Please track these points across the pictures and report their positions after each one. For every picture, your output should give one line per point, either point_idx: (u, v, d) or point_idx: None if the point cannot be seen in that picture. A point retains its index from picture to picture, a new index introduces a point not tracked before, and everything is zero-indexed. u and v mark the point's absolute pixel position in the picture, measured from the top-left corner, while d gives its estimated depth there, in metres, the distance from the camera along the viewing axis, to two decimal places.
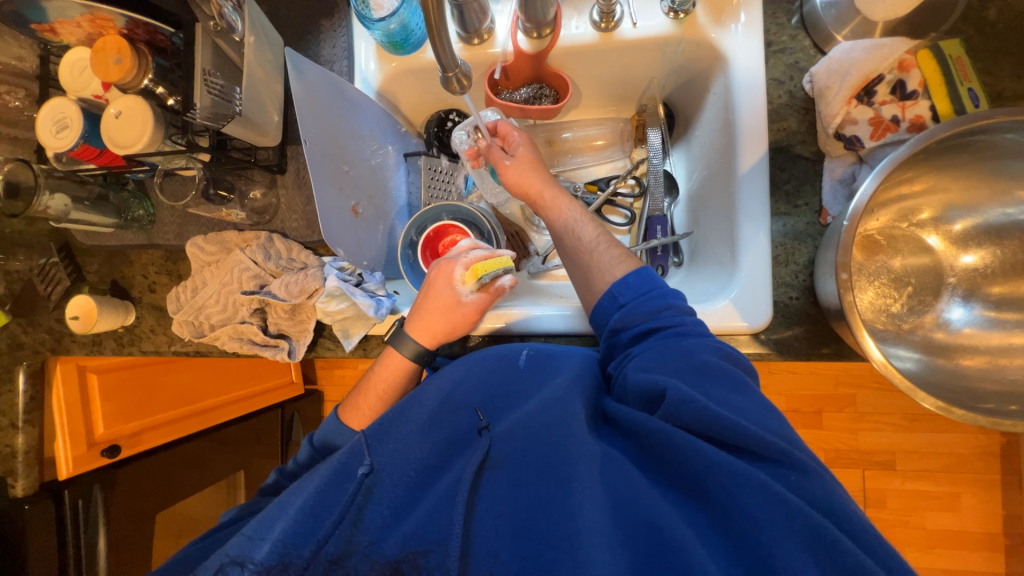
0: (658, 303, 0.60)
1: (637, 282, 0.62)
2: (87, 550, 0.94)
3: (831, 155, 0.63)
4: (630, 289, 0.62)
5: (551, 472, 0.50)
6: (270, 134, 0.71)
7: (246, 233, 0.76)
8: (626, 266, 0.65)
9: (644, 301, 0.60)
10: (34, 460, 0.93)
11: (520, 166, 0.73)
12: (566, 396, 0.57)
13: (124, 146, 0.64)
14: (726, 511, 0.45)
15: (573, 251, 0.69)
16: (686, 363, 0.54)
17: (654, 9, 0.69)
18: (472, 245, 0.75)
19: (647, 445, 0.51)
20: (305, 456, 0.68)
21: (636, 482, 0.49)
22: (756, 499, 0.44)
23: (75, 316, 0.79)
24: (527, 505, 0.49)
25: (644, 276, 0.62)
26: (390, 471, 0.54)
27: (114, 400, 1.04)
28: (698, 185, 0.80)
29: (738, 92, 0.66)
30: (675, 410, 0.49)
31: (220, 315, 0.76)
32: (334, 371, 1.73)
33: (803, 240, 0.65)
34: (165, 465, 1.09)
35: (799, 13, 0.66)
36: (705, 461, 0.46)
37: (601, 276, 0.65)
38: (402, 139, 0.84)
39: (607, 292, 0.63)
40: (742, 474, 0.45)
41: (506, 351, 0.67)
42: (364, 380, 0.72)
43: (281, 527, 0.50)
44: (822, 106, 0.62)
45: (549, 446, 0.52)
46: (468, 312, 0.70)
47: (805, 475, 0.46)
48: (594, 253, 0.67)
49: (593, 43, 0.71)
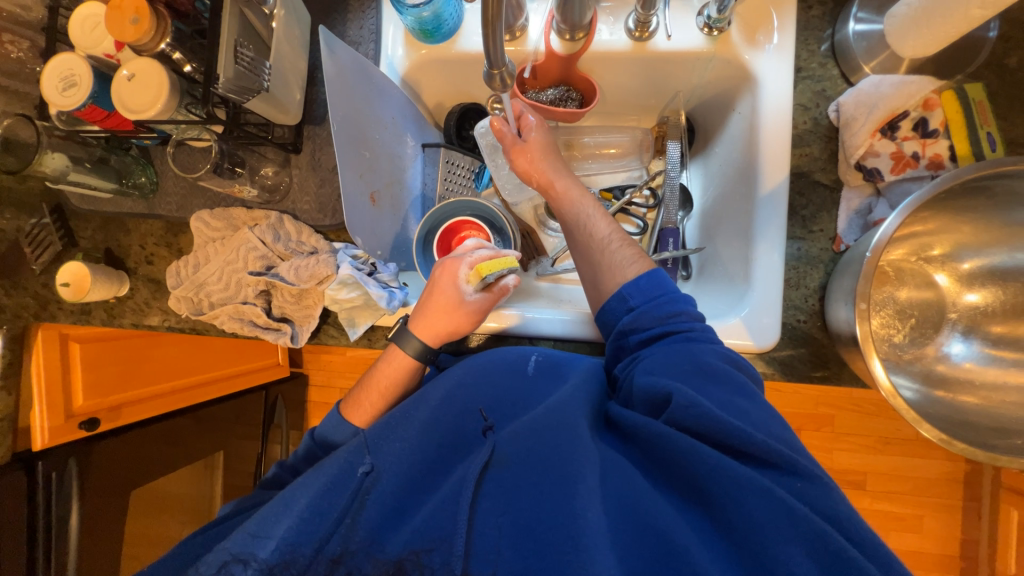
0: (667, 309, 0.60)
1: (649, 286, 0.62)
2: (58, 525, 0.91)
3: (850, 184, 0.64)
4: (641, 292, 0.62)
5: (557, 472, 0.50)
6: (291, 112, 0.69)
7: (256, 211, 0.74)
8: (639, 267, 0.65)
9: (655, 306, 0.60)
10: (8, 429, 0.88)
11: (536, 154, 0.73)
12: (569, 399, 0.57)
13: (136, 111, 0.62)
14: (729, 516, 0.45)
15: (584, 247, 0.70)
16: (691, 367, 0.54)
17: (689, 23, 0.69)
18: (478, 245, 0.74)
19: (651, 449, 0.52)
20: (304, 448, 0.68)
21: (640, 487, 0.50)
22: (758, 504, 0.44)
23: (66, 283, 0.76)
24: (532, 504, 0.48)
25: (658, 277, 0.63)
26: (391, 471, 0.53)
27: (96, 371, 1.00)
28: (713, 201, 0.81)
29: (764, 113, 0.67)
30: (680, 415, 0.50)
31: (222, 294, 0.74)
32: (321, 356, 1.71)
33: (815, 265, 0.66)
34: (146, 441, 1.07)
35: (830, 41, 0.67)
36: (709, 464, 0.47)
37: (613, 275, 0.65)
38: (421, 128, 0.82)
39: (617, 293, 0.63)
40: (745, 480, 0.45)
41: (513, 356, 0.67)
42: (367, 377, 0.71)
43: (285, 525, 0.50)
44: (847, 137, 0.63)
45: (556, 444, 0.52)
46: (474, 311, 0.69)
47: (810, 483, 0.46)
48: (608, 252, 0.67)
49: (626, 51, 0.71)
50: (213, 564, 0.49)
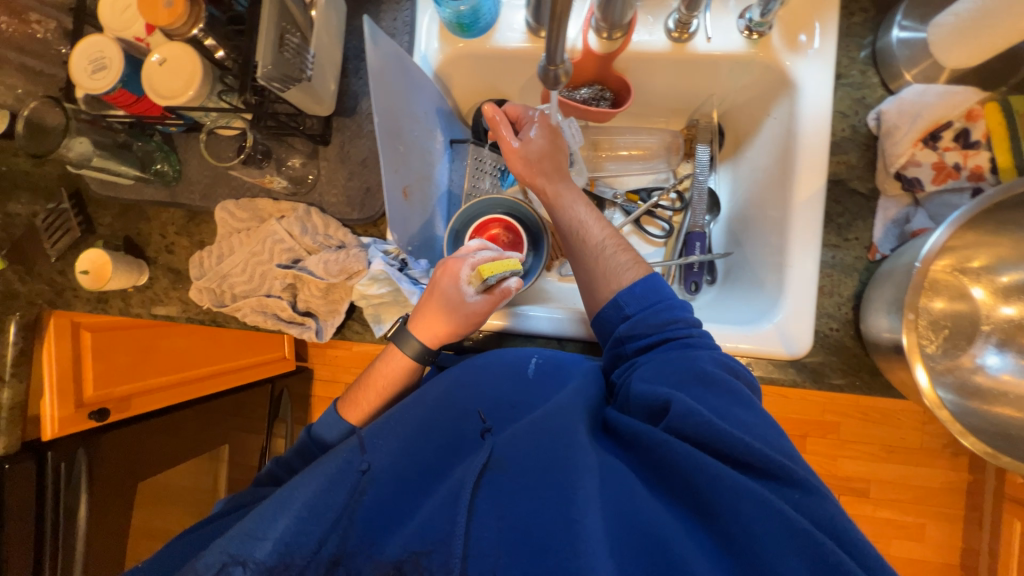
0: (665, 315, 0.60)
1: (644, 292, 0.62)
2: (66, 514, 0.89)
3: (887, 194, 0.64)
4: (637, 299, 0.62)
5: (554, 477, 0.49)
6: (325, 103, 0.67)
7: (283, 203, 0.73)
8: (635, 273, 0.65)
9: (651, 313, 0.60)
10: (18, 418, 0.85)
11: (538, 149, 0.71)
12: (569, 403, 0.57)
13: (168, 97, 0.61)
14: (727, 524, 0.44)
15: (580, 252, 0.69)
16: (689, 374, 0.54)
17: (730, 27, 0.68)
18: (480, 245, 0.69)
19: (648, 455, 0.51)
20: (299, 441, 0.66)
21: (640, 492, 0.48)
22: (755, 513, 0.43)
23: (86, 271, 0.74)
24: (530, 509, 0.47)
25: (657, 284, 0.63)
26: (389, 469, 0.53)
27: (107, 359, 0.99)
28: (742, 206, 0.81)
29: (804, 119, 0.66)
30: (678, 424, 0.49)
31: (245, 286, 0.72)
32: (326, 351, 1.70)
33: (849, 274, 0.66)
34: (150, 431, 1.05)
35: (870, 48, 0.67)
36: (709, 473, 0.46)
37: (611, 279, 0.65)
38: (449, 123, 0.81)
39: (614, 300, 0.63)
40: (745, 490, 0.44)
41: (515, 360, 0.65)
42: (367, 373, 0.70)
43: (283, 524, 0.49)
44: (888, 145, 0.62)
45: (556, 447, 0.51)
46: (474, 314, 0.64)
47: (810, 494, 0.45)
48: (605, 255, 0.67)
49: (665, 53, 0.70)
50: (213, 564, 0.48)
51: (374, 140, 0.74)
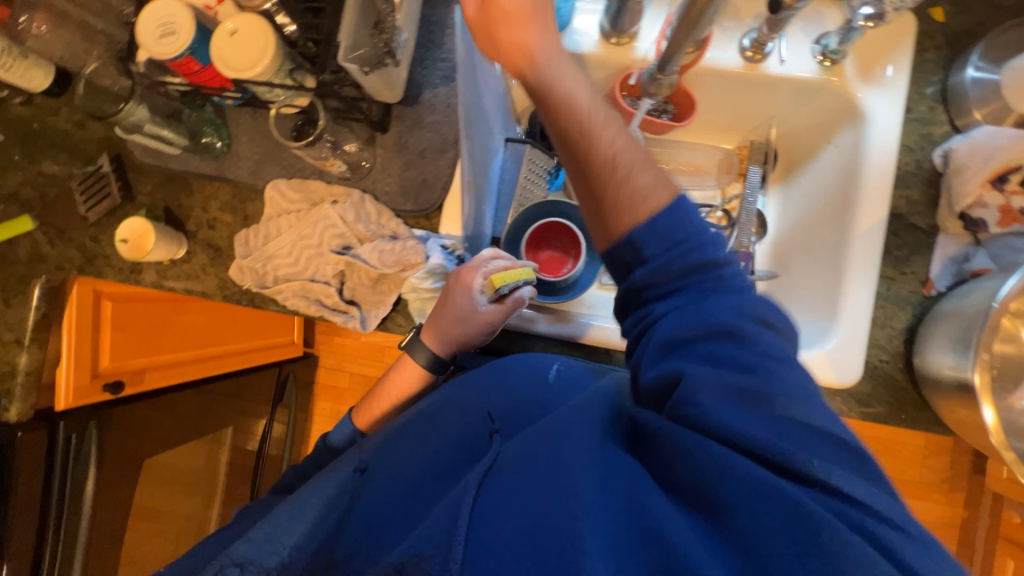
0: (693, 259, 0.46)
1: (667, 227, 0.47)
2: (73, 489, 0.86)
3: (947, 231, 0.65)
4: (658, 235, 0.47)
5: (552, 477, 0.42)
6: (396, 90, 0.66)
7: (336, 187, 0.71)
8: (658, 192, 0.48)
9: (677, 256, 0.46)
10: (34, 385, 0.83)
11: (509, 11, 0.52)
12: (583, 405, 0.52)
13: (239, 70, 0.59)
14: (745, 525, 0.35)
15: (581, 161, 0.50)
16: (715, 335, 0.43)
17: (804, 52, 0.69)
18: (494, 252, 0.66)
19: (667, 449, 0.41)
20: (315, 453, 0.68)
21: (647, 491, 0.40)
22: (776, 515, 0.34)
23: (124, 240, 0.72)
24: (524, 511, 0.41)
25: (680, 206, 0.48)
26: (398, 472, 0.52)
27: (125, 332, 0.95)
28: (790, 230, 0.81)
29: (871, 150, 0.66)
30: (704, 396, 0.39)
31: (290, 269, 0.70)
32: (334, 339, 1.68)
33: (903, 306, 0.66)
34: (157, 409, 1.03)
35: (939, 85, 0.68)
36: (731, 464, 0.37)
37: (627, 202, 0.48)
38: (506, 123, 0.80)
39: (632, 224, 0.47)
40: (770, 488, 0.35)
41: (538, 364, 0.65)
42: (377, 387, 0.72)
43: (292, 531, 0.48)
44: (956, 184, 0.63)
45: (562, 446, 0.45)
46: (485, 324, 0.63)
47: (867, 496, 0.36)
48: (623, 171, 0.49)
49: (736, 71, 0.70)
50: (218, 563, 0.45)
51: (435, 132, 0.72)
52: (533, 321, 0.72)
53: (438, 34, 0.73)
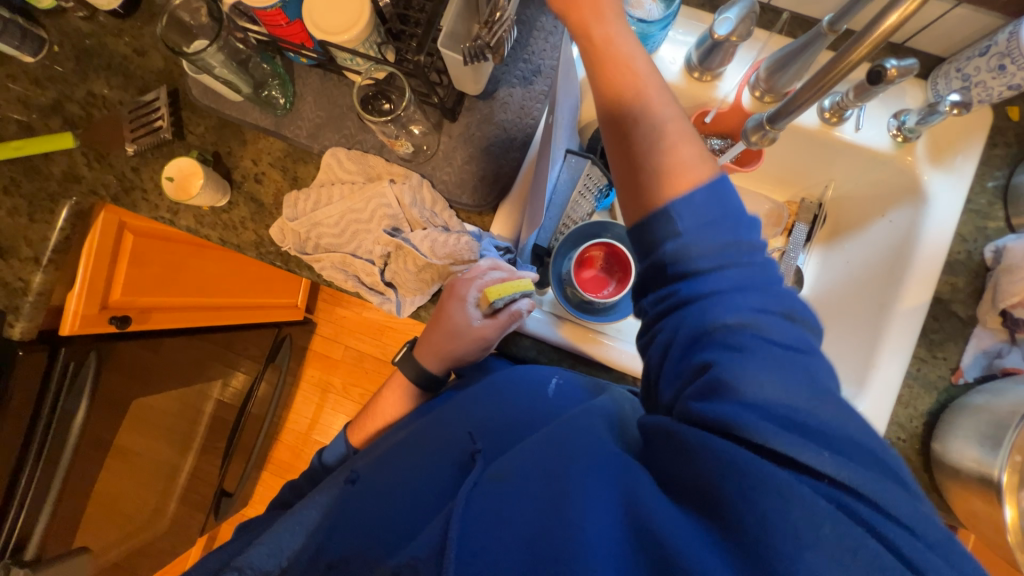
0: (727, 239, 0.45)
1: (708, 199, 0.46)
2: (60, 422, 0.83)
3: (985, 324, 0.66)
4: (696, 208, 0.46)
5: (544, 488, 0.45)
6: (479, 84, 0.65)
7: (395, 166, 0.70)
8: (706, 167, 0.48)
9: (712, 236, 0.45)
10: (43, 308, 0.80)
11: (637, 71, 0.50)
12: (578, 419, 0.52)
13: (329, 33, 0.58)
14: (741, 532, 0.36)
15: (637, 141, 0.49)
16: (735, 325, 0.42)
17: (880, 123, 0.69)
18: (492, 263, 0.65)
19: (674, 453, 0.42)
20: (311, 470, 0.70)
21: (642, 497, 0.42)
22: (766, 501, 0.36)
23: (170, 178, 0.70)
24: (511, 522, 0.43)
25: (716, 187, 0.46)
26: (390, 484, 0.55)
27: (140, 267, 0.93)
28: (826, 293, 0.82)
29: (928, 232, 0.68)
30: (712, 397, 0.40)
31: (334, 240, 0.69)
32: (337, 308, 1.66)
33: (930, 390, 0.67)
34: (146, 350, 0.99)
35: (1002, 181, 0.69)
36: (726, 473, 0.38)
37: (665, 184, 0.47)
38: (572, 134, 0.79)
39: (666, 209, 0.46)
40: (756, 483, 0.36)
41: (535, 376, 0.64)
42: (372, 404, 0.73)
43: (293, 543, 0.55)
44: (1005, 281, 0.64)
45: (558, 459, 0.46)
46: (480, 337, 0.62)
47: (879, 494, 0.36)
48: (670, 142, 0.48)
49: (811, 129, 0.70)
50: None
51: (504, 130, 0.72)
52: (574, 335, 0.70)
53: (524, 33, 0.73)
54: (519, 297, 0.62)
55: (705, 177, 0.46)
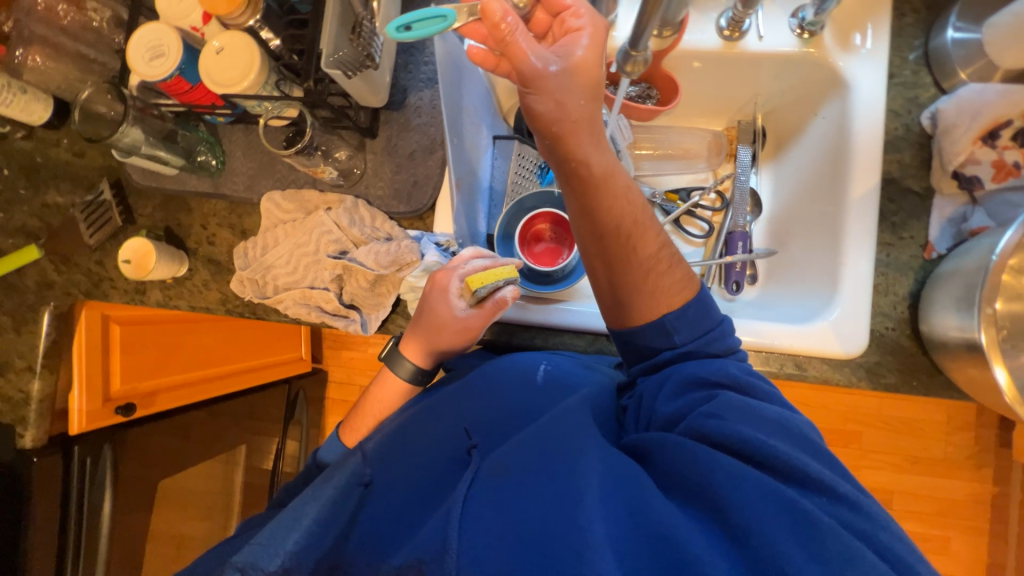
0: (711, 340, 0.56)
1: (695, 317, 0.56)
2: (90, 514, 0.87)
3: (943, 192, 0.64)
4: (687, 326, 0.56)
5: (557, 484, 0.46)
6: (380, 94, 0.68)
7: (329, 194, 0.73)
8: (682, 292, 0.56)
9: (703, 344, 0.55)
10: (47, 413, 0.84)
11: (599, 171, 0.50)
12: (574, 411, 0.55)
13: (226, 85, 0.61)
14: (736, 521, 0.42)
15: (621, 260, 0.54)
16: (722, 379, 0.52)
17: (781, 26, 0.69)
18: (475, 253, 0.66)
19: (673, 473, 0.47)
20: (304, 470, 0.68)
21: (649, 493, 0.45)
22: (774, 512, 0.41)
23: (127, 260, 0.73)
24: (530, 514, 0.44)
25: (698, 302, 0.56)
26: (388, 483, 0.54)
27: (135, 354, 0.95)
28: (786, 207, 0.80)
29: (858, 117, 0.66)
30: (707, 425, 0.48)
31: (288, 278, 0.71)
32: (342, 352, 1.69)
33: (905, 272, 0.65)
34: (173, 435, 1.06)
35: (921, 50, 0.68)
36: (729, 474, 0.44)
37: (655, 305, 0.56)
38: (494, 121, 0.80)
39: (661, 323, 0.55)
40: (769, 492, 0.43)
41: (522, 366, 0.65)
42: (360, 403, 0.72)
43: (294, 538, 0.46)
44: (947, 143, 0.62)
45: (561, 461, 0.48)
46: (467, 329, 0.63)
47: (844, 503, 0.43)
48: (652, 270, 0.55)
49: (716, 51, 0.71)
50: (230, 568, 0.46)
51: (422, 133, 0.73)
52: (537, 312, 0.72)
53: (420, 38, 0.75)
54: (502, 284, 0.62)
55: (685, 299, 0.56)
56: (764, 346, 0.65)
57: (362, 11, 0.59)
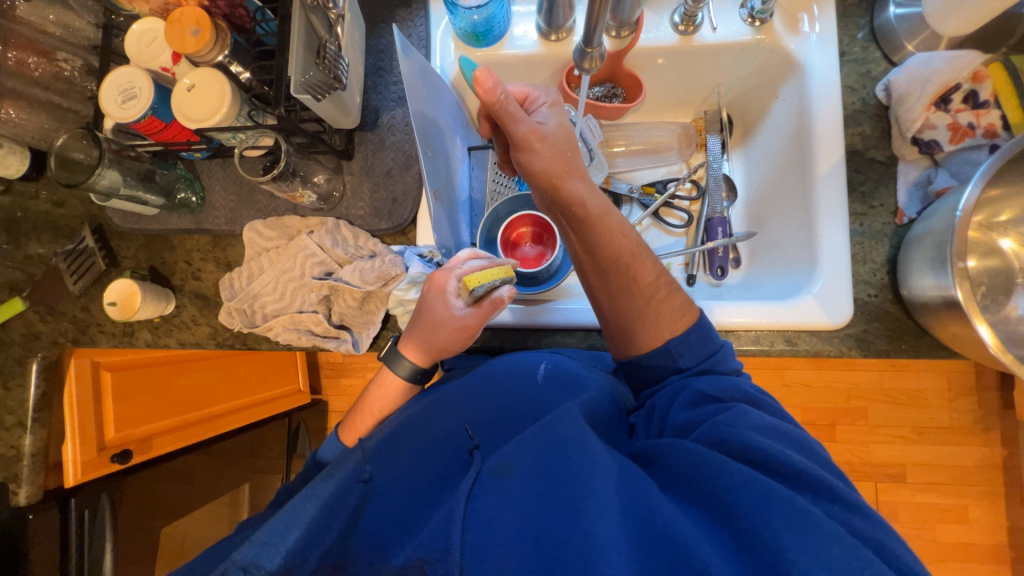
0: (720, 366, 0.56)
1: (700, 341, 0.56)
2: (90, 568, 0.84)
3: (906, 159, 0.67)
4: (693, 351, 0.56)
5: (564, 488, 0.44)
6: (351, 115, 0.70)
7: (311, 218, 0.73)
8: (685, 320, 0.57)
9: (710, 366, 0.56)
10: (41, 468, 0.82)
11: (594, 214, 0.54)
12: (579, 411, 0.53)
13: (198, 120, 0.62)
14: (741, 520, 0.40)
15: (624, 291, 0.56)
16: (734, 394, 0.52)
17: (733, 16, 0.72)
18: (471, 254, 0.67)
19: (684, 478, 0.45)
20: (304, 469, 0.68)
21: (658, 499, 0.44)
22: (786, 516, 0.39)
23: (113, 303, 0.73)
24: (534, 519, 0.42)
25: (700, 322, 0.57)
26: (389, 481, 0.52)
27: (128, 400, 0.94)
28: (761, 189, 0.82)
29: (816, 96, 0.69)
30: (718, 430, 0.47)
31: (276, 304, 0.71)
32: (340, 380, 1.68)
33: (881, 239, 0.67)
34: (172, 485, 1.01)
35: (869, 27, 0.71)
36: (740, 478, 0.42)
37: (659, 332, 0.57)
38: (467, 133, 0.81)
39: (665, 349, 0.56)
40: (775, 496, 0.40)
41: (522, 366, 0.65)
42: (360, 403, 0.71)
43: (293, 537, 0.46)
44: (902, 112, 0.65)
45: (567, 463, 0.46)
46: (465, 329, 0.62)
47: (857, 514, 0.41)
48: (655, 298, 0.57)
49: (672, 46, 0.73)
50: None
51: (397, 151, 0.75)
52: (528, 313, 0.72)
53: (387, 59, 0.77)
54: (498, 283, 0.62)
55: (687, 323, 0.57)
56: (750, 326, 0.66)
57: (325, 36, 0.62)
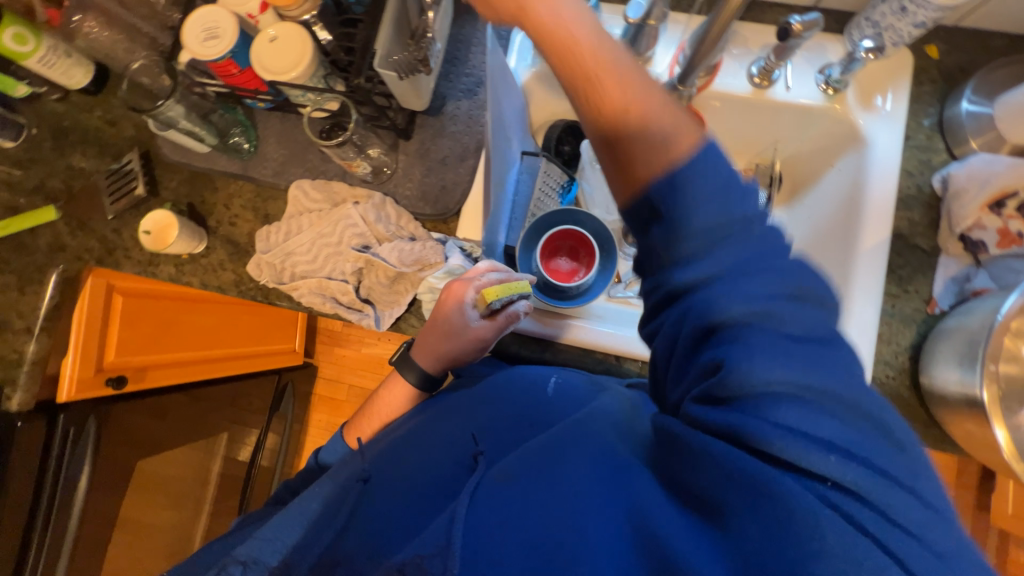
0: (763, 277, 0.37)
1: (729, 246, 0.38)
2: (65, 485, 0.82)
3: (949, 252, 0.68)
4: (727, 262, 0.38)
5: (553, 491, 0.43)
6: (423, 98, 0.70)
7: (359, 189, 0.74)
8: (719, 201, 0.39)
9: (742, 284, 0.37)
10: (38, 377, 0.82)
11: (590, 70, 0.44)
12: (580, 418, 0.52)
13: (274, 73, 0.63)
14: (730, 530, 0.34)
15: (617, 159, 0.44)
16: (765, 336, 0.36)
17: (808, 80, 0.73)
18: (490, 267, 0.67)
19: (672, 475, 0.41)
20: (307, 470, 0.68)
21: (649, 501, 0.41)
22: (786, 518, 0.32)
23: (148, 231, 0.74)
24: (528, 523, 0.42)
25: (711, 158, 0.40)
26: (391, 479, 0.54)
27: (133, 328, 0.93)
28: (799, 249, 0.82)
29: (874, 172, 0.70)
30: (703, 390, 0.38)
31: (307, 266, 0.72)
32: (335, 349, 1.68)
33: (909, 324, 0.68)
34: (158, 422, 1.00)
35: (937, 117, 0.72)
36: (726, 472, 0.35)
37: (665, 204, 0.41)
38: (523, 136, 0.82)
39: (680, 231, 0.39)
40: (769, 492, 0.33)
41: (534, 378, 0.65)
42: (367, 405, 0.72)
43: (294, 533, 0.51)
44: (955, 206, 0.66)
45: (561, 464, 0.45)
46: (476, 340, 0.63)
47: (896, 494, 0.32)
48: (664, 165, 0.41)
49: (744, 96, 0.74)
50: None
51: (455, 141, 0.75)
52: (550, 326, 0.73)
53: (464, 50, 0.78)
54: (516, 298, 0.62)
55: (695, 144, 0.40)
56: None
57: (417, 20, 0.63)
